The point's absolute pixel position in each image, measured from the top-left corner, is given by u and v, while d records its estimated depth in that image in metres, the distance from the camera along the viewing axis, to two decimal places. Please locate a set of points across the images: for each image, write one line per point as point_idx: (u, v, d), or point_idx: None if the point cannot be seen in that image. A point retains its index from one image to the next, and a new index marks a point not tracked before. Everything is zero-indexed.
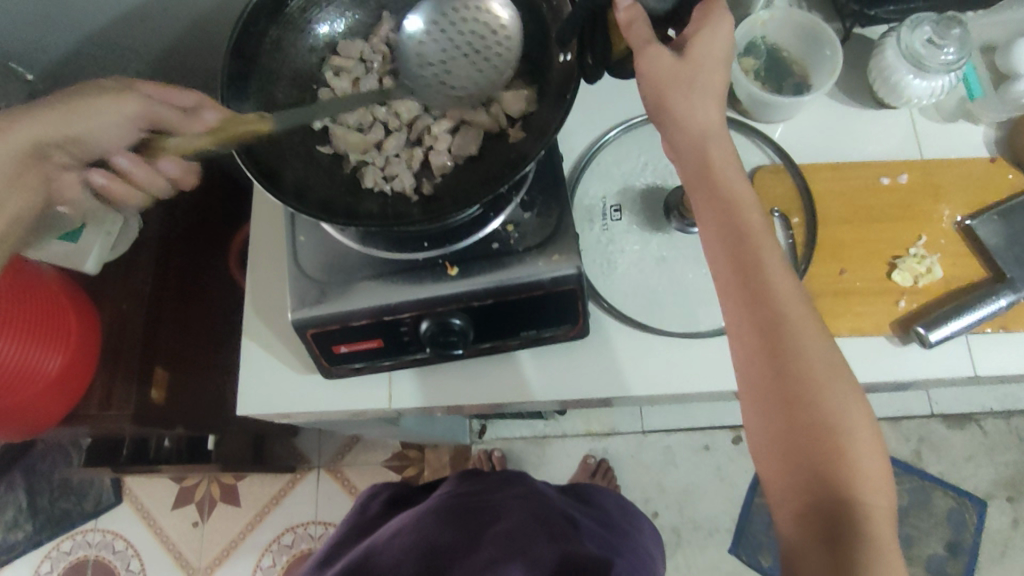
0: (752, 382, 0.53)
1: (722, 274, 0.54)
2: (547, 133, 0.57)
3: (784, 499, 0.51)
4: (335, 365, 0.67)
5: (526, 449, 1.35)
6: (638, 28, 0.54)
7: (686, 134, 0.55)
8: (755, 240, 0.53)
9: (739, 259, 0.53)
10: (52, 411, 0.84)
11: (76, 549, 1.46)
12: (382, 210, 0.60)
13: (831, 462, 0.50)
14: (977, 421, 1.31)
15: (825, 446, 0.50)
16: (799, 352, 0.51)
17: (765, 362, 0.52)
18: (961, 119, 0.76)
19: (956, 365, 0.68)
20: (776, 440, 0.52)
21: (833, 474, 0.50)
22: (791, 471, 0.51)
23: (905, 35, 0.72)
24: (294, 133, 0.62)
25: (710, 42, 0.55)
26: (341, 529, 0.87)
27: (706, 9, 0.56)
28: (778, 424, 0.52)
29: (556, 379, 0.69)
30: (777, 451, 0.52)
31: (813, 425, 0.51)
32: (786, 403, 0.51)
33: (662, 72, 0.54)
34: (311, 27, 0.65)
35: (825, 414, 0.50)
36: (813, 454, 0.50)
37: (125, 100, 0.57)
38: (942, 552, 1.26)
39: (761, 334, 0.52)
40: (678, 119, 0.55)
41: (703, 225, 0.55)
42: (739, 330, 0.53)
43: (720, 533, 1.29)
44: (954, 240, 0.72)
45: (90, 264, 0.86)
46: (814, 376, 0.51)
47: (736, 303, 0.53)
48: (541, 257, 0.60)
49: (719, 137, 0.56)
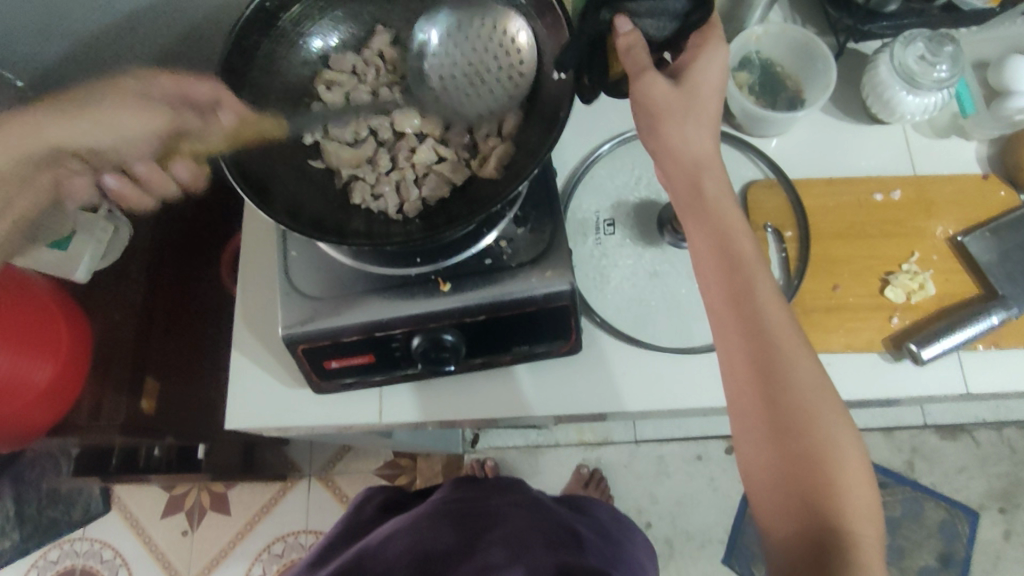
0: (743, 410, 0.53)
1: (716, 303, 0.54)
2: (540, 149, 0.56)
3: (776, 522, 0.51)
4: (325, 380, 0.66)
5: (519, 458, 1.34)
6: (635, 54, 0.54)
7: (680, 161, 0.55)
8: (749, 267, 0.53)
9: (730, 286, 0.53)
10: (37, 421, 0.81)
11: (64, 558, 1.45)
12: (368, 228, 0.59)
13: (820, 491, 0.49)
14: (969, 433, 1.31)
15: (816, 474, 0.50)
16: (790, 381, 0.51)
17: (755, 389, 0.52)
18: (953, 135, 0.77)
19: (948, 382, 0.68)
20: (767, 466, 0.51)
21: (823, 501, 0.49)
22: (781, 495, 0.51)
23: (897, 49, 0.72)
24: (285, 147, 0.62)
25: (705, 71, 0.56)
26: (332, 531, 0.86)
27: (704, 37, 0.57)
28: (769, 449, 0.51)
29: (551, 394, 0.69)
30: (767, 474, 0.51)
31: (802, 453, 0.50)
32: (776, 431, 0.51)
33: (659, 96, 0.54)
34: (302, 41, 0.64)
35: (814, 443, 0.50)
36: (803, 481, 0.50)
37: (151, 115, 0.62)
38: (934, 564, 1.26)
39: (751, 360, 0.52)
40: (672, 146, 0.55)
41: (697, 250, 0.55)
42: (730, 355, 0.53)
43: (712, 543, 1.28)
44: (946, 256, 0.72)
45: (80, 273, 0.85)
46: (803, 406, 0.51)
47: (727, 330, 0.53)
48: (535, 273, 0.60)
49: (713, 167, 0.55)
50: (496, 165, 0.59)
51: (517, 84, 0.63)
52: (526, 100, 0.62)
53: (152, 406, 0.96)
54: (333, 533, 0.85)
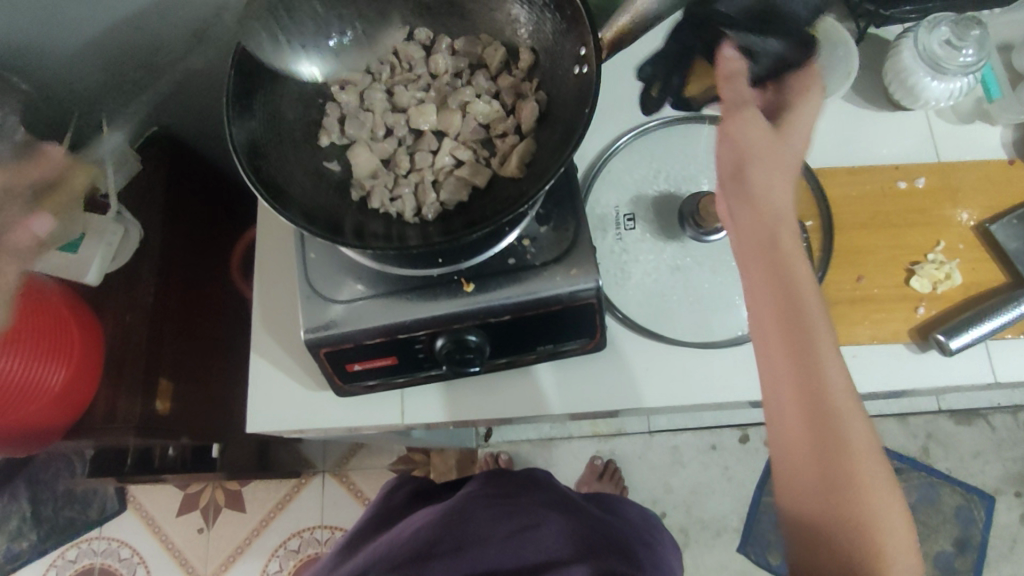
0: (786, 438, 0.54)
1: (766, 331, 0.55)
2: (564, 147, 0.54)
3: (809, 546, 0.53)
4: (348, 383, 0.66)
5: (532, 451, 1.34)
6: (736, 82, 0.61)
7: (748, 195, 0.57)
8: (802, 300, 0.54)
9: (779, 307, 0.54)
10: (54, 425, 0.82)
11: (81, 557, 1.45)
12: (388, 232, 0.57)
13: (857, 527, 0.52)
14: (983, 417, 1.30)
15: (856, 508, 0.52)
16: (837, 416, 0.52)
17: (800, 421, 0.53)
18: (976, 120, 0.75)
19: (976, 372, 0.67)
20: (807, 495, 0.53)
21: (861, 536, 0.51)
22: (820, 524, 0.53)
23: (922, 35, 0.70)
24: (301, 150, 0.61)
25: (799, 118, 0.60)
26: (362, 517, 0.87)
27: (803, 85, 0.62)
28: (811, 481, 0.53)
29: (573, 391, 0.68)
30: (807, 504, 0.53)
31: (844, 489, 0.52)
32: (820, 466, 0.53)
33: (753, 138, 0.58)
34: (316, 39, 0.62)
35: (855, 476, 0.52)
36: (843, 516, 0.52)
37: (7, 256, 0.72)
38: (950, 549, 1.26)
39: (795, 379, 0.53)
40: (752, 190, 0.57)
41: (750, 279, 0.56)
42: (772, 371, 0.54)
43: (727, 532, 1.28)
44: (971, 244, 0.71)
45: (91, 275, 0.86)
46: (848, 444, 0.52)
47: (771, 352, 0.54)
48: (559, 272, 0.59)
49: (778, 205, 0.57)
50: (512, 170, 0.58)
51: (537, 80, 0.61)
52: (546, 97, 0.60)
53: (168, 407, 0.96)
54: (363, 522, 0.85)
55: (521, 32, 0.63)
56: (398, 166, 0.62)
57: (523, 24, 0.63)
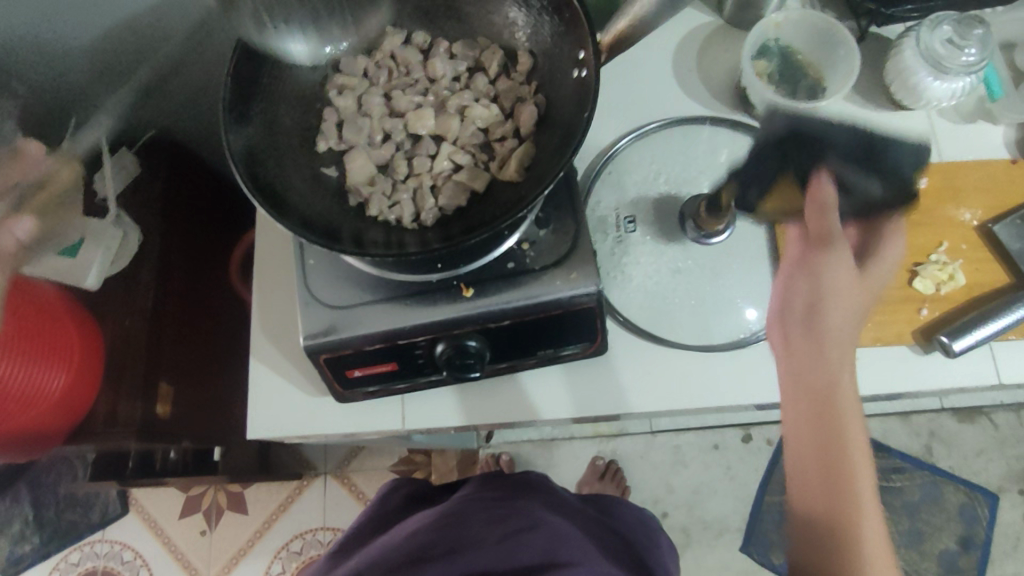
0: (791, 400, 0.60)
1: (790, 309, 0.61)
2: (563, 151, 0.53)
3: (797, 500, 0.59)
4: (348, 389, 0.65)
5: (534, 451, 1.33)
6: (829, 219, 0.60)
7: (810, 263, 0.60)
8: (825, 293, 0.59)
9: (804, 300, 0.60)
10: (55, 430, 0.82)
11: (84, 560, 1.45)
12: (386, 238, 0.57)
13: (836, 491, 0.57)
14: (986, 415, 1.30)
15: (835, 473, 0.57)
16: (836, 390, 0.58)
17: (806, 388, 0.59)
18: (979, 119, 0.75)
19: (981, 373, 0.67)
20: (800, 449, 0.59)
21: (835, 499, 0.56)
22: (808, 479, 0.58)
23: (924, 34, 0.70)
24: (298, 156, 0.60)
25: (880, 266, 0.62)
26: (359, 520, 0.87)
27: (892, 232, 0.63)
28: (805, 437, 0.58)
29: (574, 395, 0.68)
30: (801, 461, 0.59)
31: (829, 452, 0.57)
32: (812, 427, 0.58)
33: (842, 284, 0.58)
34: (314, 45, 0.63)
35: (845, 447, 0.57)
36: (824, 476, 0.57)
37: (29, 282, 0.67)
38: (954, 548, 1.26)
39: (805, 359, 0.60)
40: (827, 326, 0.59)
41: (792, 283, 0.62)
42: (788, 342, 0.61)
43: (729, 532, 1.28)
44: (974, 244, 0.70)
45: (90, 278, 0.86)
46: (842, 415, 0.57)
47: (790, 326, 0.61)
48: (559, 276, 0.58)
49: (843, 310, 0.58)
50: (511, 175, 0.58)
51: (536, 83, 0.61)
52: (545, 100, 0.60)
53: (168, 410, 0.95)
54: (359, 526, 0.85)
55: (519, 35, 0.63)
56: (397, 171, 0.61)
57: (520, 27, 0.62)
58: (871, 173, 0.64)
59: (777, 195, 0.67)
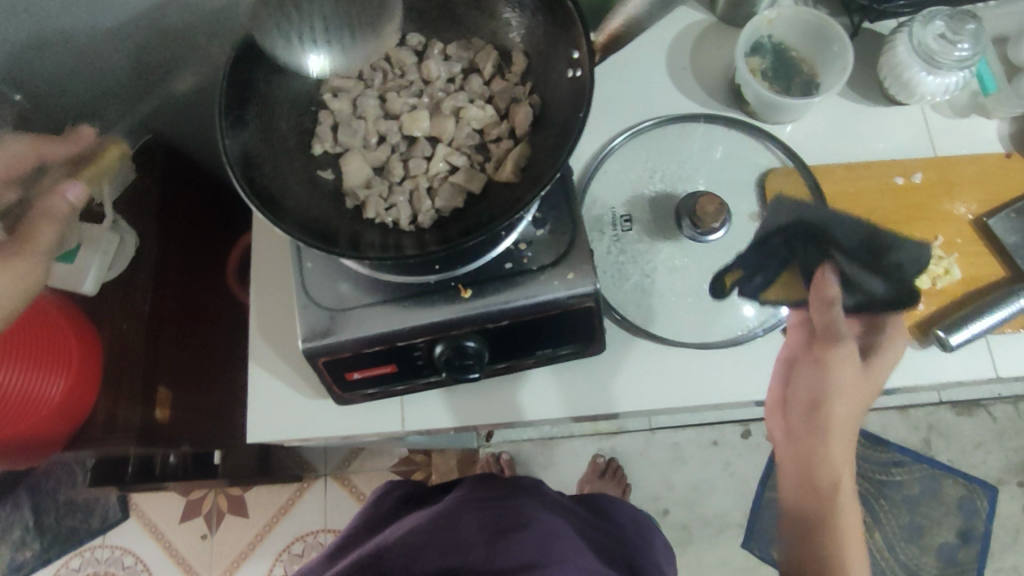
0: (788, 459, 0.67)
1: (799, 380, 0.66)
2: (560, 151, 0.53)
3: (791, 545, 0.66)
4: (347, 391, 0.65)
5: (534, 450, 1.33)
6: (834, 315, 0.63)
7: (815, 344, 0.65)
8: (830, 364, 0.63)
9: (810, 369, 0.65)
10: (55, 435, 0.82)
11: (85, 566, 1.45)
12: (384, 242, 0.57)
13: (823, 528, 0.63)
14: (985, 408, 1.30)
15: (826, 513, 0.64)
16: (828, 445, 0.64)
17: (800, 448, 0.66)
18: (972, 114, 0.75)
19: (978, 367, 0.67)
20: (790, 498, 0.67)
21: (826, 538, 0.63)
22: (794, 524, 0.66)
23: (917, 29, 0.70)
24: (295, 160, 0.60)
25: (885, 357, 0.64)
26: (352, 523, 0.87)
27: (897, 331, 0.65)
28: (792, 486, 0.67)
29: (573, 394, 0.68)
30: (790, 509, 0.66)
31: (819, 496, 0.64)
32: (802, 479, 0.66)
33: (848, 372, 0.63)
34: None
35: (830, 491, 0.64)
36: (811, 514, 0.64)
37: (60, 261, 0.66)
38: (953, 541, 1.26)
39: (805, 423, 0.66)
40: (830, 414, 0.64)
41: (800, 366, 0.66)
42: (794, 412, 0.66)
43: (730, 528, 1.29)
44: (970, 239, 0.71)
45: (88, 285, 0.84)
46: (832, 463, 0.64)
47: (796, 396, 0.66)
48: (557, 276, 0.58)
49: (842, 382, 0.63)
50: (506, 175, 0.58)
51: (530, 84, 0.61)
52: (540, 100, 0.60)
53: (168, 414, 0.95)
54: (353, 528, 0.85)
55: (513, 35, 0.63)
56: (393, 173, 0.61)
57: (514, 28, 0.63)
58: (879, 275, 0.64)
59: (781, 285, 0.67)
